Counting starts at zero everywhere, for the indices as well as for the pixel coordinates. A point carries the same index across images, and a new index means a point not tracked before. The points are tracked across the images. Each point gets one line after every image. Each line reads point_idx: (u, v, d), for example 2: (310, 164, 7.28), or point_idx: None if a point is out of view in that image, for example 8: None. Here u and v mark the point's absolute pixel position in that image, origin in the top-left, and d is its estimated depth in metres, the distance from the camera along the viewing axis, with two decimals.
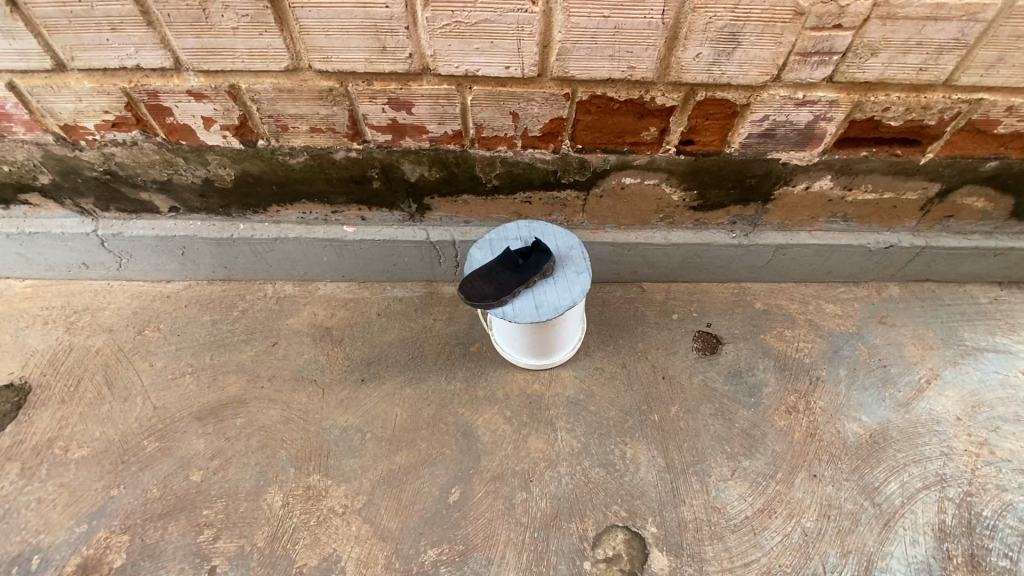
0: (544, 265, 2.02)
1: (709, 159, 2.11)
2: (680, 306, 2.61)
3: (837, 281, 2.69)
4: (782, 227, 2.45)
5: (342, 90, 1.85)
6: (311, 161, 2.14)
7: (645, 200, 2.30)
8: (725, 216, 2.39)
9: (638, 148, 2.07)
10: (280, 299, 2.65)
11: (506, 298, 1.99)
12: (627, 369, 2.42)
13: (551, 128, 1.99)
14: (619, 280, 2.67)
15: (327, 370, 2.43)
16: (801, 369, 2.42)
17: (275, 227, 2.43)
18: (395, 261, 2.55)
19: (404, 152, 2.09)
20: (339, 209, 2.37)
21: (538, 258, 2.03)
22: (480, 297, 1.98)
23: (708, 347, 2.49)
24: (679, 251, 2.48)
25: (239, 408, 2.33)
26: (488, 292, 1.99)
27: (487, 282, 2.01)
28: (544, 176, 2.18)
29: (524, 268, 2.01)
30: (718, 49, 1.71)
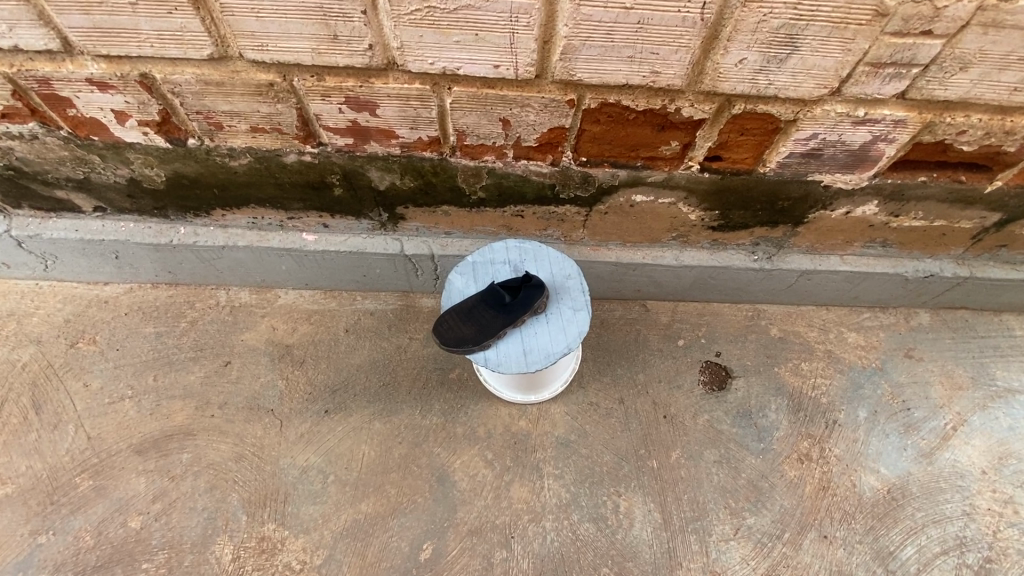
0: (533, 303, 1.70)
1: (738, 179, 1.76)
2: (687, 331, 2.33)
3: (862, 306, 2.40)
4: (811, 250, 2.13)
5: (285, 85, 1.46)
6: (257, 164, 1.76)
7: (657, 219, 1.95)
8: (748, 238, 2.06)
9: (654, 164, 1.70)
10: (234, 309, 2.34)
11: (488, 341, 1.69)
12: (624, 405, 2.15)
13: (550, 137, 1.61)
14: (620, 298, 2.37)
15: (285, 398, 2.15)
16: (816, 411, 2.18)
17: (222, 232, 2.08)
18: (365, 272, 2.22)
19: (370, 158, 1.71)
20: (296, 216, 2.01)
21: (526, 294, 1.70)
22: (454, 342, 1.67)
23: (715, 381, 2.22)
24: (691, 273, 2.17)
25: (185, 441, 2.06)
26: (466, 335, 1.68)
27: (463, 322, 1.69)
28: (539, 190, 1.82)
29: (509, 306, 1.69)
30: (768, 55, 1.32)
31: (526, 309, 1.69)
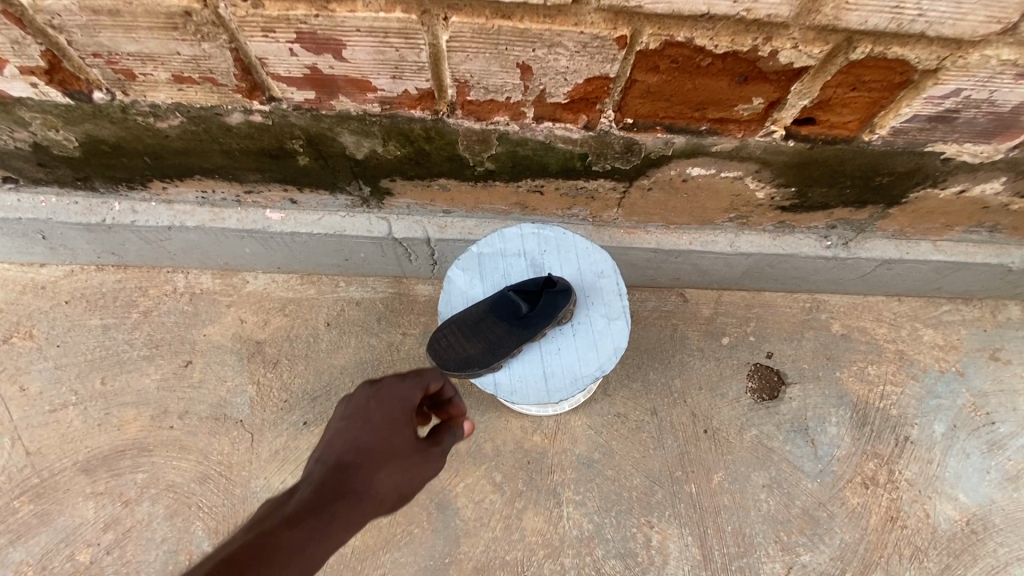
0: (558, 314, 1.35)
1: (831, 148, 1.32)
2: (733, 327, 1.95)
3: (941, 297, 2.01)
4: (897, 234, 1.71)
5: (208, 15, 1.01)
6: (192, 127, 1.32)
7: (714, 197, 1.53)
8: (824, 219, 1.64)
9: (723, 128, 1.26)
10: (194, 297, 1.97)
11: (498, 363, 1.33)
12: (658, 418, 1.81)
13: (586, 92, 1.16)
14: (653, 286, 1.98)
15: (257, 407, 1.82)
16: (884, 425, 1.84)
17: (166, 209, 1.67)
18: (347, 256, 1.82)
19: (340, 118, 1.27)
20: (255, 189, 1.59)
21: (550, 301, 1.34)
22: (456, 364, 1.30)
23: (766, 388, 1.87)
24: (746, 262, 1.76)
25: (141, 457, 1.76)
26: (470, 354, 1.31)
27: (467, 337, 1.32)
28: (565, 162, 1.38)
29: (528, 317, 1.33)
30: None
31: (550, 320, 1.34)
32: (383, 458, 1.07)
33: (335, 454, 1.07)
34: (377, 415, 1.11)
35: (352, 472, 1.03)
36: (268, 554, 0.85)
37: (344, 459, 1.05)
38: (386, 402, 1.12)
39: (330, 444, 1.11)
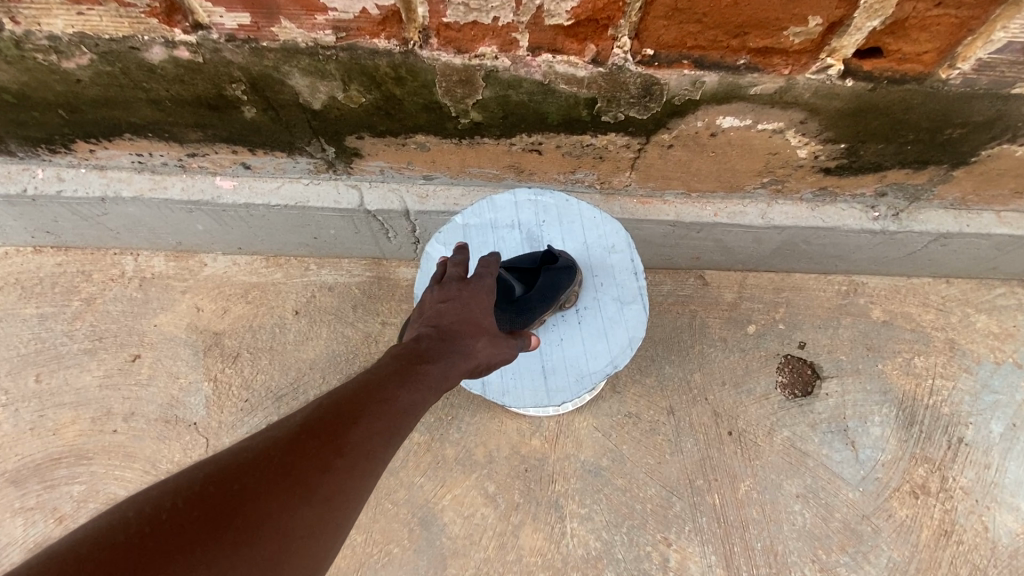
0: (561, 297, 1.16)
1: (897, 90, 1.07)
2: (760, 313, 1.71)
3: (996, 278, 1.76)
4: (957, 203, 1.46)
5: None
6: (107, 67, 1.07)
7: (747, 156, 1.27)
8: (873, 185, 1.39)
9: (766, 62, 1.00)
10: (145, 282, 1.72)
11: None
12: (675, 418, 1.58)
13: (595, 9, 0.90)
14: (668, 267, 1.73)
15: (214, 408, 1.59)
16: (935, 425, 1.60)
17: (100, 177, 1.42)
18: (316, 233, 1.57)
19: (285, 53, 1.01)
20: (199, 151, 1.34)
21: (553, 282, 1.15)
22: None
23: (799, 383, 1.63)
24: (779, 237, 1.51)
25: (78, 466, 1.54)
26: None
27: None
28: (568, 111, 1.12)
29: (526, 301, 1.14)
30: None
31: (551, 305, 1.16)
32: (483, 336, 0.95)
33: (435, 324, 0.93)
34: (474, 305, 0.98)
35: (461, 342, 0.91)
36: (418, 382, 0.80)
37: (447, 329, 0.92)
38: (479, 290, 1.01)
39: (423, 316, 0.97)
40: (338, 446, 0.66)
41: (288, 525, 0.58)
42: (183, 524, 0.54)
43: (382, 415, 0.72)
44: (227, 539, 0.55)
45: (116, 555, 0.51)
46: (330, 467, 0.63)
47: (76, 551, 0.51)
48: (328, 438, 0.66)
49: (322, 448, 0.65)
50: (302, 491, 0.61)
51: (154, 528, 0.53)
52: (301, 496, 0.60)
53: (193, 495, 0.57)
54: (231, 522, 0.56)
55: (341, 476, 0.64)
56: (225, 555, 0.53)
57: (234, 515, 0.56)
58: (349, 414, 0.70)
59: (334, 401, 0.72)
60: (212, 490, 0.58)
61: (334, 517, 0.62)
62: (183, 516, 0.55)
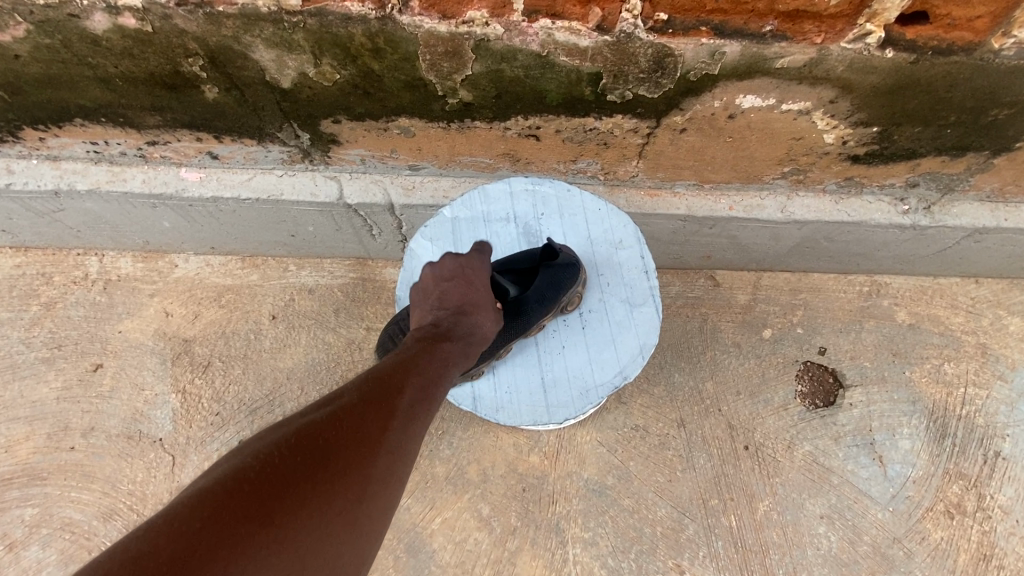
0: (562, 299, 1.03)
1: (942, 63, 0.94)
2: (776, 317, 1.58)
3: None
4: (994, 196, 1.34)
5: None
6: (46, 39, 0.94)
7: (768, 141, 1.15)
8: (903, 175, 1.26)
9: (795, 28, 0.88)
10: (109, 285, 1.58)
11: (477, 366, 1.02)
12: (687, 432, 1.44)
13: None
14: (677, 267, 1.60)
15: (182, 423, 1.46)
16: (969, 437, 1.47)
17: (52, 169, 1.29)
18: (293, 231, 1.44)
19: (247, 20, 0.89)
20: (160, 139, 1.21)
21: (553, 282, 1.03)
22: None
23: (820, 393, 1.50)
24: (799, 234, 1.38)
25: (32, 487, 1.41)
26: None
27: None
28: (569, 89, 1.00)
29: (522, 303, 1.02)
30: None
31: (551, 307, 1.03)
32: (486, 310, 0.95)
33: (441, 308, 0.93)
34: (478, 282, 0.95)
35: (471, 319, 0.93)
36: (446, 356, 0.87)
37: (455, 309, 0.93)
38: (479, 265, 0.97)
39: (425, 300, 0.96)
40: (392, 407, 0.75)
41: (367, 471, 0.66)
42: (290, 468, 0.61)
43: (422, 382, 0.81)
44: (325, 482, 0.62)
45: (236, 493, 0.57)
46: (388, 425, 0.72)
47: (201, 494, 0.56)
48: (381, 404, 0.74)
49: (381, 412, 0.72)
50: (372, 443, 0.69)
51: (262, 473, 0.59)
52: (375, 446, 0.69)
53: (288, 444, 0.64)
54: (325, 464, 0.63)
55: (398, 432, 0.73)
56: (326, 494, 0.61)
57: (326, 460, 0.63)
58: (395, 385, 0.78)
59: (379, 376, 0.79)
60: (301, 441, 0.64)
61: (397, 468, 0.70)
62: (280, 464, 0.61)
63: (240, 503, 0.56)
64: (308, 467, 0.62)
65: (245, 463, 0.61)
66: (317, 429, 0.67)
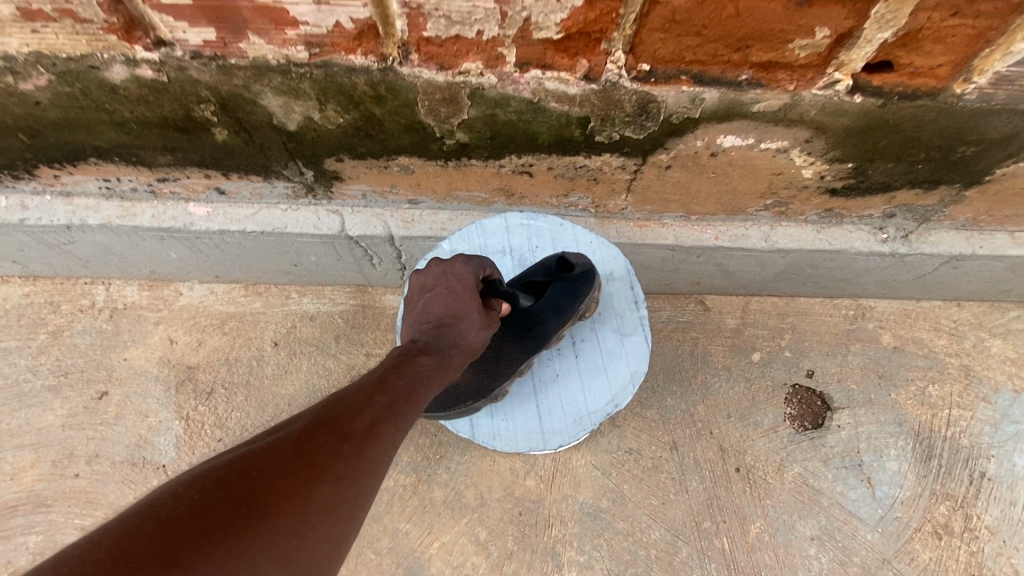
0: (577, 307, 1.11)
1: (908, 106, 1.01)
2: (765, 341, 1.62)
3: (1009, 301, 1.69)
4: (968, 225, 1.40)
5: None
6: (66, 87, 1.00)
7: (749, 176, 1.21)
8: (880, 206, 1.33)
9: (769, 77, 0.94)
10: (116, 313, 1.63)
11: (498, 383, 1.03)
12: (679, 454, 1.48)
13: (587, 22, 0.84)
14: (668, 292, 1.65)
15: (185, 449, 1.49)
16: (954, 458, 1.51)
17: (65, 204, 1.34)
18: (295, 261, 1.49)
19: (257, 71, 0.95)
20: (170, 176, 1.26)
21: (567, 292, 1.10)
22: (444, 407, 0.96)
23: (809, 415, 1.54)
24: (783, 261, 1.44)
25: (36, 514, 1.43)
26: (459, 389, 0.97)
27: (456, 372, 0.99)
28: (560, 131, 1.06)
29: (538, 315, 1.07)
30: None
31: (567, 316, 1.11)
32: (472, 319, 0.93)
33: (426, 322, 0.93)
34: (460, 290, 0.95)
35: (455, 331, 0.91)
36: (418, 372, 0.82)
37: (437, 321, 0.92)
38: (462, 276, 0.96)
39: (414, 315, 0.96)
40: (345, 434, 0.69)
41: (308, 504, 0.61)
42: (217, 502, 0.57)
43: (385, 404, 0.75)
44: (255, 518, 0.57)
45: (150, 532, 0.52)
46: (341, 450, 0.67)
47: (115, 531, 0.52)
48: (335, 429, 0.69)
49: (332, 439, 0.67)
50: (321, 472, 0.64)
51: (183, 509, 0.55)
52: (323, 475, 0.64)
53: (218, 477, 0.59)
54: (257, 500, 0.58)
55: (350, 460, 0.67)
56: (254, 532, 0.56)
57: (258, 494, 0.59)
58: (355, 409, 0.73)
59: (339, 400, 0.74)
60: (236, 472, 0.60)
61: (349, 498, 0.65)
62: (205, 499, 0.57)
63: (152, 543, 0.52)
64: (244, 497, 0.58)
65: (169, 496, 0.57)
66: (260, 456, 0.63)
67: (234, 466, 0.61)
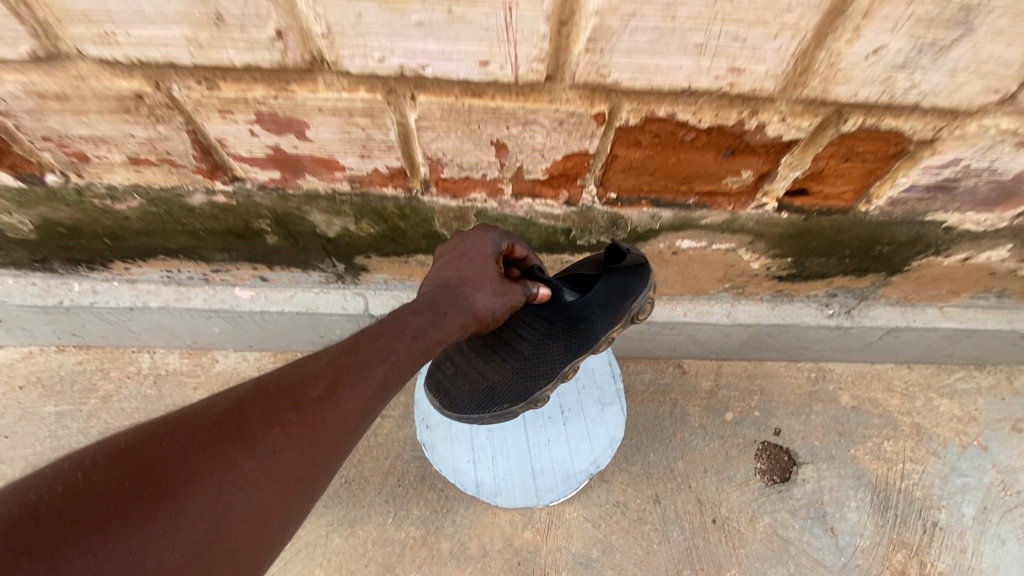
0: (629, 305, 1.17)
1: (827, 219, 1.26)
2: (736, 401, 1.82)
3: (953, 364, 1.90)
4: (902, 302, 1.63)
5: (161, 98, 0.95)
6: (153, 208, 1.25)
7: (708, 267, 1.45)
8: (823, 288, 1.56)
9: (712, 200, 1.20)
10: (159, 379, 1.83)
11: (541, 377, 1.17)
12: (661, 507, 1.65)
13: (567, 168, 1.09)
14: (649, 357, 1.87)
15: None
16: (909, 508, 1.68)
17: (130, 289, 1.57)
18: (322, 334, 1.71)
19: (308, 197, 1.20)
20: (223, 268, 1.50)
21: (616, 289, 1.17)
22: (474, 400, 1.17)
23: (777, 469, 1.72)
24: (746, 333, 1.66)
25: None
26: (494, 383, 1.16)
27: (489, 359, 1.18)
28: (548, 238, 1.30)
29: (585, 312, 1.16)
30: (922, 41, 0.82)
31: (617, 313, 1.17)
32: (479, 287, 1.04)
33: (439, 279, 1.06)
34: (474, 260, 1.06)
35: (461, 293, 1.03)
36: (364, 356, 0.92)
37: (449, 285, 1.04)
38: (480, 244, 1.07)
39: (433, 272, 1.10)
40: (267, 419, 0.80)
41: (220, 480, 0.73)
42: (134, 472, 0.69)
43: (316, 393, 0.85)
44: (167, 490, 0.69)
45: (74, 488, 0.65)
46: (257, 434, 0.78)
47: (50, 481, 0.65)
48: (262, 415, 0.80)
49: (255, 424, 0.78)
50: (247, 446, 0.76)
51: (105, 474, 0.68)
52: (256, 443, 0.77)
53: (143, 446, 0.72)
54: (168, 476, 0.70)
55: (268, 442, 0.78)
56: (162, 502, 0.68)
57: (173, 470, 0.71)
58: (289, 395, 0.83)
59: (279, 383, 0.85)
60: (160, 446, 0.72)
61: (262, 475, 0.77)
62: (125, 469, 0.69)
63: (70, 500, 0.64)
64: (182, 456, 0.72)
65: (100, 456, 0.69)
66: (185, 433, 0.75)
67: (175, 433, 0.74)
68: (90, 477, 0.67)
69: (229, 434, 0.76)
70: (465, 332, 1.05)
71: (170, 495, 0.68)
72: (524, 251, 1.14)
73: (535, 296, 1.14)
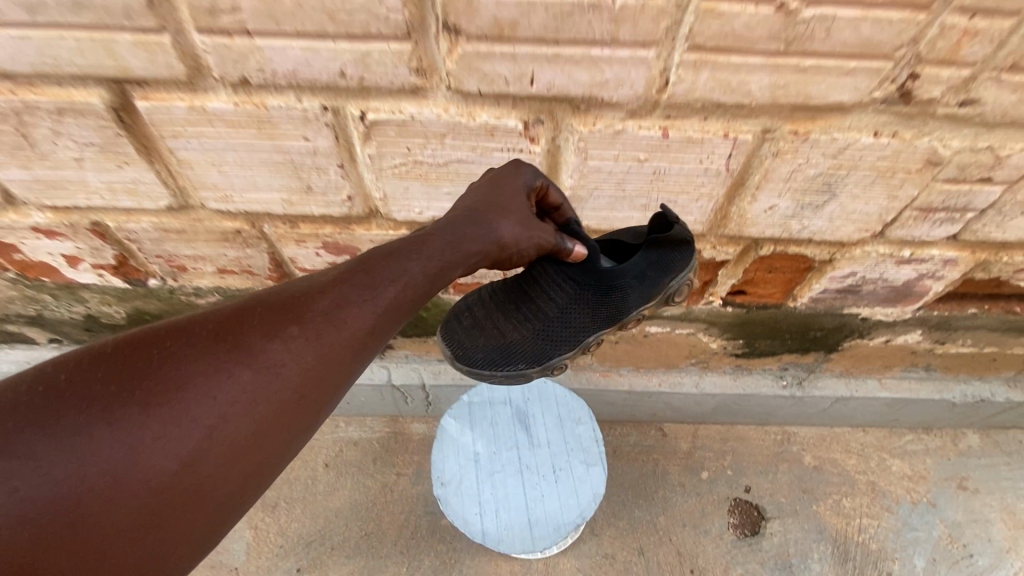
0: (669, 282, 1.02)
1: (765, 312, 1.57)
2: (711, 461, 2.07)
3: (903, 427, 2.15)
4: (845, 374, 1.91)
5: (254, 232, 1.28)
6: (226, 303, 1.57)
7: (675, 347, 1.74)
8: (775, 363, 1.85)
9: None
10: None
11: (559, 343, 1.00)
12: (645, 557, 1.86)
13: None
14: (634, 421, 2.13)
15: (252, 554, 1.87)
16: (866, 560, 1.89)
17: None
18: (349, 400, 1.99)
19: None
20: None
21: (656, 263, 1.02)
22: (491, 354, 0.97)
23: (747, 524, 1.94)
24: (714, 401, 1.94)
25: None
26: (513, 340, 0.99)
27: (509, 316, 1.01)
28: None
29: (619, 281, 1.00)
30: (802, 201, 1.15)
31: (653, 289, 1.02)
32: (508, 215, 0.84)
33: (460, 203, 0.85)
34: (505, 186, 0.87)
35: (486, 217, 0.82)
36: (381, 270, 0.75)
37: (471, 211, 0.83)
38: (512, 177, 0.89)
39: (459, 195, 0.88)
40: (262, 327, 0.69)
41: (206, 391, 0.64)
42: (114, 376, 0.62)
43: (316, 308, 0.71)
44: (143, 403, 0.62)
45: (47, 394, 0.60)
46: (249, 345, 0.68)
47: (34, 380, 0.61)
48: (255, 323, 0.69)
49: (250, 329, 0.68)
50: (240, 355, 0.67)
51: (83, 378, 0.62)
52: (254, 353, 0.68)
53: (132, 348, 0.65)
54: (145, 384, 0.63)
55: (263, 352, 0.68)
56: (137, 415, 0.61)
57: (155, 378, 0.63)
58: (289, 303, 0.71)
59: (284, 290, 0.73)
60: (142, 349, 0.65)
61: (258, 393, 0.67)
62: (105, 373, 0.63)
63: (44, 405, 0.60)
64: (169, 363, 0.64)
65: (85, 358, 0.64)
66: (175, 335, 0.66)
67: (167, 334, 0.66)
68: (68, 382, 0.62)
69: (224, 343, 0.67)
70: (487, 264, 0.85)
71: (153, 405, 0.62)
72: (560, 197, 0.96)
73: (568, 252, 0.97)
